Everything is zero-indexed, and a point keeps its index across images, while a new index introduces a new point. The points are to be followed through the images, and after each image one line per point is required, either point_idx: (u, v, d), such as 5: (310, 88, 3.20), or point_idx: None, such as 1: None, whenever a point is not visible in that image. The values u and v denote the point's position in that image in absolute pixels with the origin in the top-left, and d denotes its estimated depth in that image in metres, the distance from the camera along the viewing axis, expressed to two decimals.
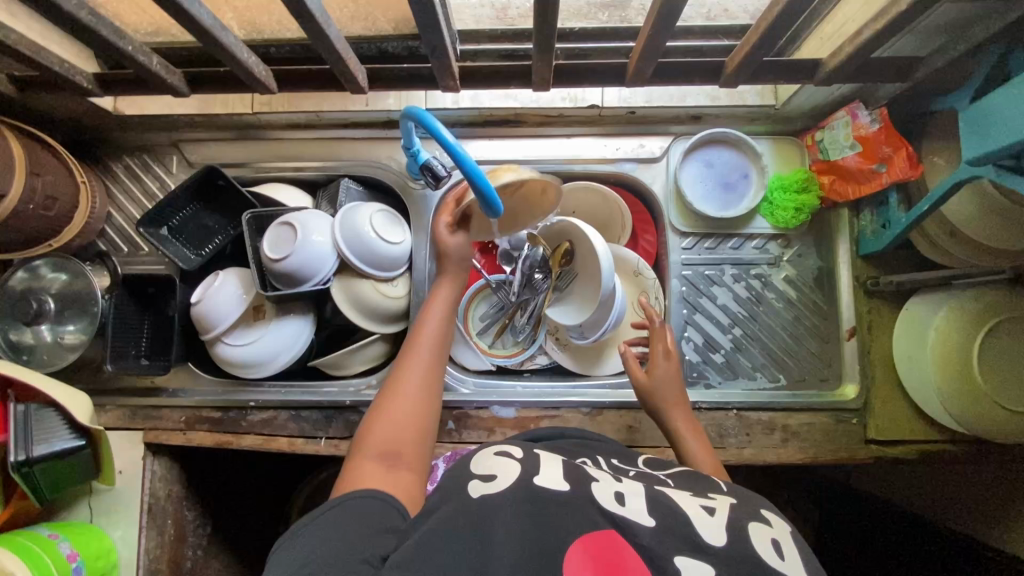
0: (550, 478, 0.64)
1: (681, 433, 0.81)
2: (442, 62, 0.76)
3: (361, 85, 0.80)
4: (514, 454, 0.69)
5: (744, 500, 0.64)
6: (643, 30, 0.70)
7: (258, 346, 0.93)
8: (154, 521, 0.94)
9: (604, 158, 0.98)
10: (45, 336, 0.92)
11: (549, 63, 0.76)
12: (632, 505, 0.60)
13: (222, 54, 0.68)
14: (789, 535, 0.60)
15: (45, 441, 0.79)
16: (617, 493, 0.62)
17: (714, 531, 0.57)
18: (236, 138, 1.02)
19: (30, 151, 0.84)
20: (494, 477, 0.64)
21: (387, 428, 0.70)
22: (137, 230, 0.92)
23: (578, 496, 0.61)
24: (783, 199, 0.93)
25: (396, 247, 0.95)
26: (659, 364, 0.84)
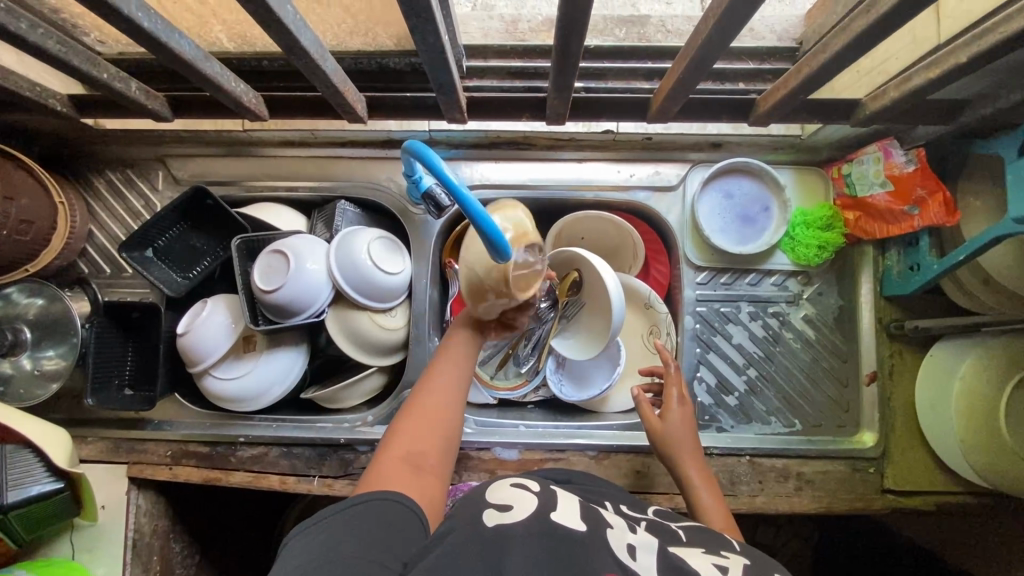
0: (567, 514, 0.60)
1: (693, 485, 0.76)
2: (449, 98, 0.71)
3: (360, 115, 0.75)
4: (531, 488, 0.65)
5: (756, 560, 0.58)
6: (672, 66, 0.64)
7: (247, 380, 0.88)
8: (139, 559, 0.90)
9: (617, 185, 0.92)
10: (22, 365, 0.87)
11: (567, 98, 0.71)
12: (640, 562, 0.56)
13: (205, 83, 0.63)
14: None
15: (18, 485, 0.75)
16: (629, 544, 0.58)
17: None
18: (226, 154, 0.96)
19: (2, 173, 0.78)
20: (510, 507, 0.60)
21: (414, 431, 0.67)
22: (120, 254, 0.87)
23: (595, 536, 0.58)
24: (805, 234, 0.88)
25: (395, 277, 0.90)
26: (672, 411, 0.80)
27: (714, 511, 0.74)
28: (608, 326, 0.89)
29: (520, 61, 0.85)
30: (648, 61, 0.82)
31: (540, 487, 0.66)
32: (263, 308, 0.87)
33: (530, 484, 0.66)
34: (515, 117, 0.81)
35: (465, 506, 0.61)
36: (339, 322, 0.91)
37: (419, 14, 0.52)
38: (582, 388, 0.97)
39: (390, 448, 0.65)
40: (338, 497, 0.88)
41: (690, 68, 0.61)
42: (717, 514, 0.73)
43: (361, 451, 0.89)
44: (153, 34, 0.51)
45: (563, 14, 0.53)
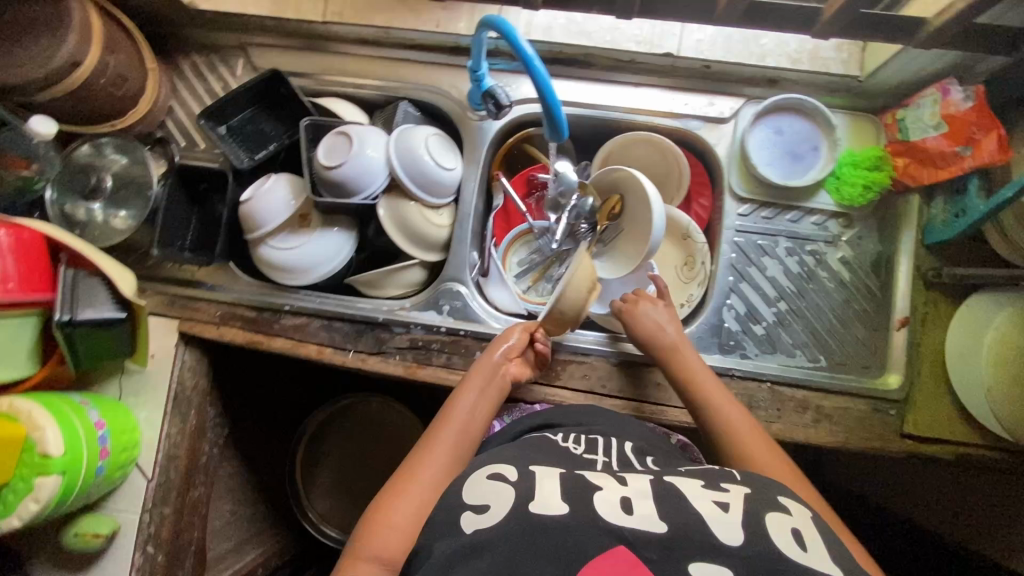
0: (545, 499, 0.59)
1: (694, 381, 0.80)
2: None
3: None
4: (509, 474, 0.65)
5: (758, 490, 0.61)
6: None
7: (299, 253, 0.94)
8: (178, 409, 0.97)
9: (671, 112, 0.95)
10: (97, 215, 0.93)
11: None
12: (639, 514, 0.57)
13: None
14: (812, 523, 0.58)
15: (89, 307, 0.82)
16: (624, 499, 0.59)
17: (729, 531, 0.55)
18: (303, 48, 1.02)
19: (105, 26, 0.85)
20: (486, 507, 0.60)
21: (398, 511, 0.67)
22: (198, 121, 0.94)
23: (577, 515, 0.57)
24: (851, 174, 0.89)
25: (449, 173, 0.94)
26: (648, 310, 0.86)
27: (725, 403, 0.78)
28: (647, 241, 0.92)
29: None
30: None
31: (518, 471, 0.65)
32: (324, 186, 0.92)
33: (509, 470, 0.66)
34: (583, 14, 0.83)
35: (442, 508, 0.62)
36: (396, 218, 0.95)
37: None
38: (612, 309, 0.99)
39: (366, 539, 0.65)
40: (370, 372, 0.93)
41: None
42: (733, 410, 0.77)
43: (397, 332, 0.93)
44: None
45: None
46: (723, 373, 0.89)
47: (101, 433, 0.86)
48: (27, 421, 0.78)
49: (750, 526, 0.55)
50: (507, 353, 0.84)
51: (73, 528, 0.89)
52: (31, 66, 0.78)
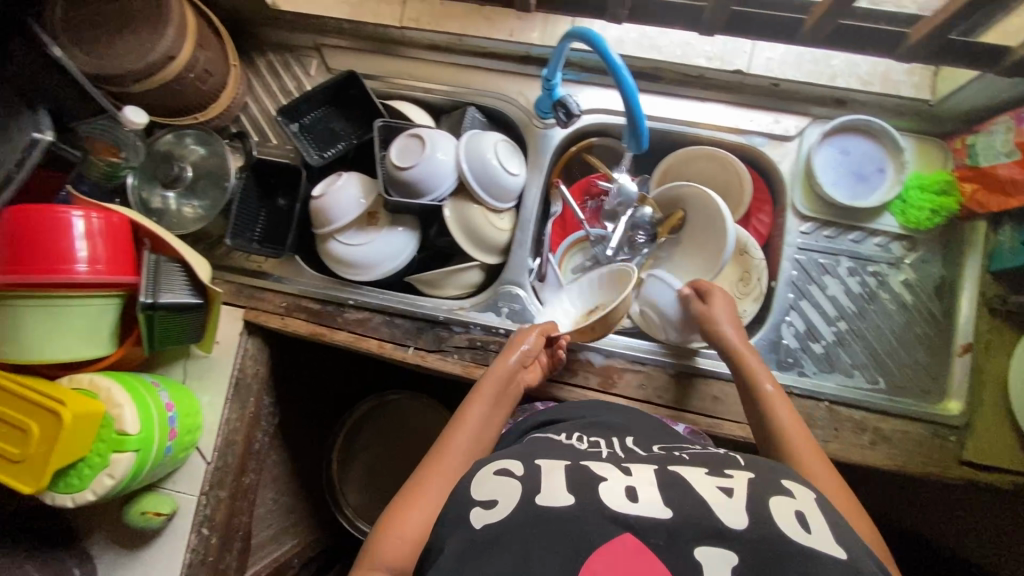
0: (552, 492, 0.56)
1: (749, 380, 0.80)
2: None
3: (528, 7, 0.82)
4: (515, 468, 0.62)
5: (761, 473, 0.60)
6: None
7: (366, 249, 0.96)
8: (239, 396, 0.99)
9: (737, 128, 0.96)
10: (172, 204, 0.97)
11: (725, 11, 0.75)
12: (642, 501, 0.55)
13: None
14: (815, 507, 0.56)
15: (170, 291, 0.85)
16: (627, 487, 0.56)
17: (732, 515, 0.53)
18: (376, 51, 1.05)
19: (197, 23, 0.89)
20: (495, 502, 0.57)
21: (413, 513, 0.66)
22: (276, 118, 0.98)
23: (585, 505, 0.55)
24: (918, 198, 0.90)
25: (515, 178, 0.96)
26: (715, 310, 0.85)
27: (780, 404, 0.76)
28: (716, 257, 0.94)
29: None
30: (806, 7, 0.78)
31: (524, 464, 0.63)
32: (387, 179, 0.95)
33: (514, 463, 0.63)
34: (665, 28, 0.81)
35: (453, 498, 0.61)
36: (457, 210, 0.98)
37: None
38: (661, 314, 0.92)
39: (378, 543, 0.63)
40: (429, 369, 0.94)
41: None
42: (786, 412, 0.76)
43: (456, 331, 0.95)
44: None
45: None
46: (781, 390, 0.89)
47: (170, 414, 0.88)
48: (106, 400, 0.80)
49: (752, 510, 0.53)
50: (522, 359, 0.85)
51: (137, 506, 0.91)
52: (129, 59, 0.81)
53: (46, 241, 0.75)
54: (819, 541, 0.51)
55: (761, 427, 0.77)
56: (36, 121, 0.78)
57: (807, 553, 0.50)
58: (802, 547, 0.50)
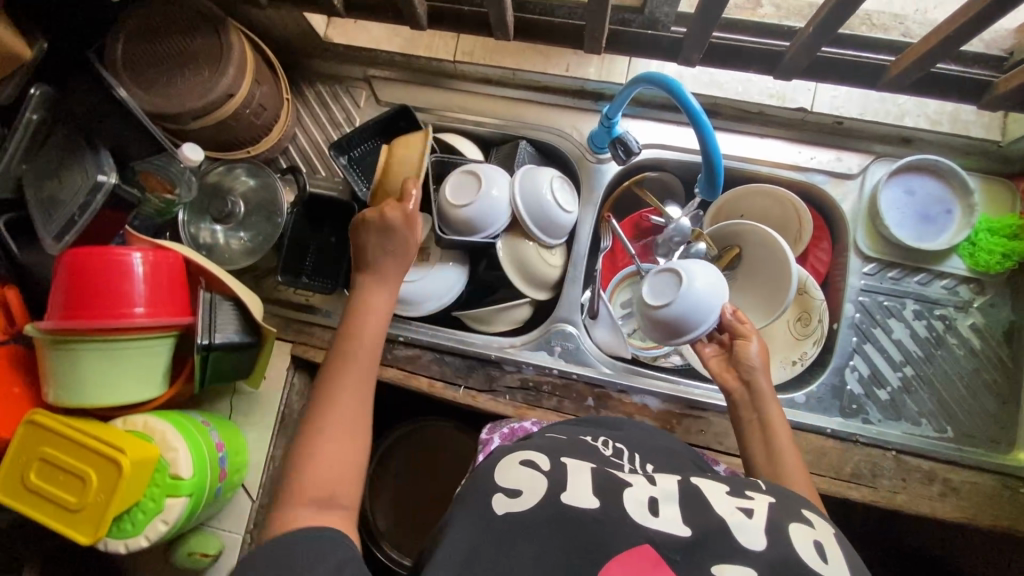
0: (577, 491, 0.59)
1: (758, 401, 0.77)
2: (702, 34, 0.76)
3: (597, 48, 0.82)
4: (541, 462, 0.63)
5: (782, 499, 0.60)
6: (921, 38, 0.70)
7: (416, 286, 0.95)
8: (285, 432, 0.98)
9: (796, 165, 0.94)
10: (220, 238, 0.96)
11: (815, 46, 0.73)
12: (664, 516, 0.56)
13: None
14: (835, 537, 0.57)
15: (223, 330, 0.83)
16: (651, 499, 0.59)
17: (750, 535, 0.54)
18: (426, 83, 1.04)
19: (254, 58, 0.88)
20: (519, 492, 0.59)
21: (327, 456, 0.64)
22: (330, 154, 0.94)
23: (609, 511, 0.57)
24: (989, 241, 0.87)
25: (568, 216, 0.94)
26: (749, 346, 0.79)
27: (783, 434, 0.75)
28: (778, 298, 0.91)
29: None
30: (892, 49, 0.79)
31: (550, 459, 0.64)
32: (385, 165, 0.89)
33: (541, 457, 0.64)
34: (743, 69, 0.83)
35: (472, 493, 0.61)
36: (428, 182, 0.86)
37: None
38: (658, 297, 0.79)
39: (306, 479, 0.63)
40: (479, 409, 0.92)
41: (961, 27, 0.66)
42: (785, 439, 0.74)
43: (508, 371, 0.94)
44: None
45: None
46: (845, 438, 0.87)
47: (221, 454, 0.86)
48: (161, 442, 0.78)
49: (772, 531, 0.55)
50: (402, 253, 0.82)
51: (185, 547, 0.89)
52: (191, 96, 0.81)
53: (107, 284, 0.74)
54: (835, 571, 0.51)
55: (761, 452, 0.75)
56: (98, 163, 0.79)
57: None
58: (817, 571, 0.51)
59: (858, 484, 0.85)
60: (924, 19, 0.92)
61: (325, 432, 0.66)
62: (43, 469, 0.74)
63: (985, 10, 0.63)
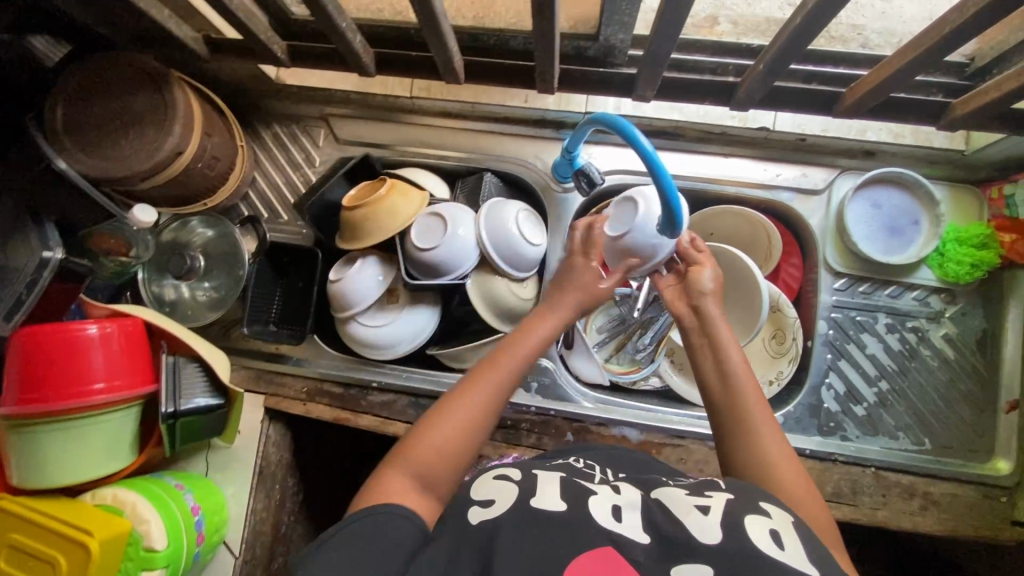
0: (546, 494, 0.59)
1: (708, 327, 0.73)
2: (651, 75, 0.77)
3: (550, 86, 0.87)
4: (513, 474, 0.64)
5: (740, 494, 0.59)
6: (877, 68, 0.69)
7: (388, 330, 0.93)
8: (264, 485, 0.96)
9: (761, 183, 0.93)
10: (185, 292, 0.94)
11: (765, 84, 0.74)
12: (627, 522, 0.57)
13: (432, 32, 0.70)
14: (793, 527, 0.55)
15: (188, 395, 0.82)
16: (615, 507, 0.59)
17: (707, 530, 0.54)
18: (385, 119, 1.02)
19: (202, 110, 0.85)
20: (491, 502, 0.59)
21: (435, 444, 0.67)
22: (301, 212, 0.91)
23: (576, 512, 0.57)
24: (957, 251, 0.87)
25: (536, 248, 0.92)
26: (703, 272, 0.76)
27: (733, 353, 0.71)
28: (751, 320, 0.91)
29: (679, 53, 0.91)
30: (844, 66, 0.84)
31: (522, 472, 0.65)
32: (368, 225, 0.89)
33: (514, 471, 0.65)
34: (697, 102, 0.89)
35: (448, 511, 0.61)
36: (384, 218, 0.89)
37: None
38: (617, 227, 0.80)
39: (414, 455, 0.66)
40: None
41: (913, 61, 0.64)
42: (743, 370, 0.70)
43: None
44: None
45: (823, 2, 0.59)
46: (825, 457, 0.87)
47: (197, 519, 0.85)
48: (132, 514, 0.77)
49: (727, 525, 0.54)
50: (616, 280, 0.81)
51: None
52: (137, 159, 0.78)
53: (63, 363, 0.73)
54: (791, 556, 0.51)
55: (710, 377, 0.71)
56: (44, 238, 0.78)
57: (783, 568, 0.50)
58: (776, 564, 0.50)
59: (840, 503, 0.85)
60: (882, 29, 0.91)
61: (444, 421, 0.68)
62: (14, 556, 0.74)
63: (934, 46, 0.62)
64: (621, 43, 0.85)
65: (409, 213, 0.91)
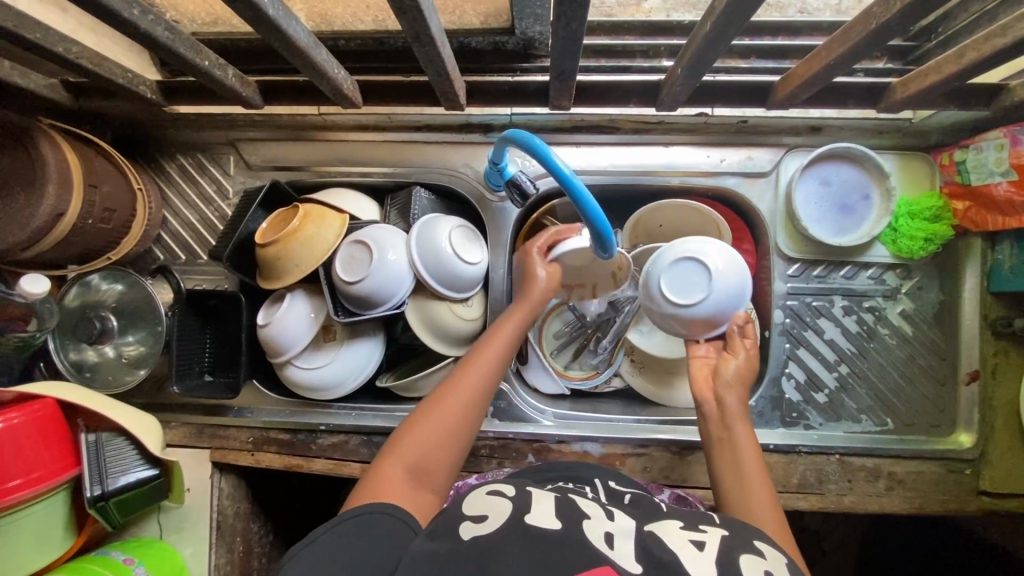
0: (542, 513, 0.54)
1: (728, 418, 0.68)
2: (563, 85, 0.71)
3: (460, 103, 0.77)
4: (508, 491, 0.59)
5: (735, 530, 0.54)
6: (810, 55, 0.63)
7: (328, 369, 0.88)
8: (223, 539, 0.91)
9: (706, 171, 0.88)
10: (108, 353, 0.88)
11: (689, 85, 0.68)
12: (620, 550, 0.50)
13: (312, 73, 0.64)
14: (786, 567, 0.50)
15: (117, 473, 0.78)
16: (607, 532, 0.52)
17: (701, 566, 0.48)
18: (298, 139, 0.93)
19: (84, 159, 0.76)
20: (485, 516, 0.54)
21: (430, 430, 0.64)
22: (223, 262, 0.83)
23: (572, 531, 0.52)
24: (910, 225, 0.83)
25: (474, 267, 0.85)
26: (729, 364, 0.71)
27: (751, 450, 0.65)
28: None
29: (607, 38, 0.85)
30: (776, 39, 0.82)
31: (516, 488, 0.60)
32: (283, 262, 0.83)
33: (507, 488, 0.60)
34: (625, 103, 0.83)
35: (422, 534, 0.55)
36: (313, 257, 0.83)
37: (574, 1, 0.51)
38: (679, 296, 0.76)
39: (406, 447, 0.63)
40: None
41: (843, 55, 0.58)
42: (745, 434, 0.66)
43: None
44: (276, 21, 0.52)
45: (729, 10, 0.52)
46: (789, 450, 0.84)
47: None
48: None
49: (723, 563, 0.48)
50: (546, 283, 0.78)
51: None
52: (11, 229, 0.70)
53: None
54: None
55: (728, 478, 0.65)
56: None
57: None
58: None
59: (806, 493, 0.83)
60: None
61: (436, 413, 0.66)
62: None
63: (863, 41, 0.55)
64: (540, 35, 0.78)
65: (327, 242, 0.84)
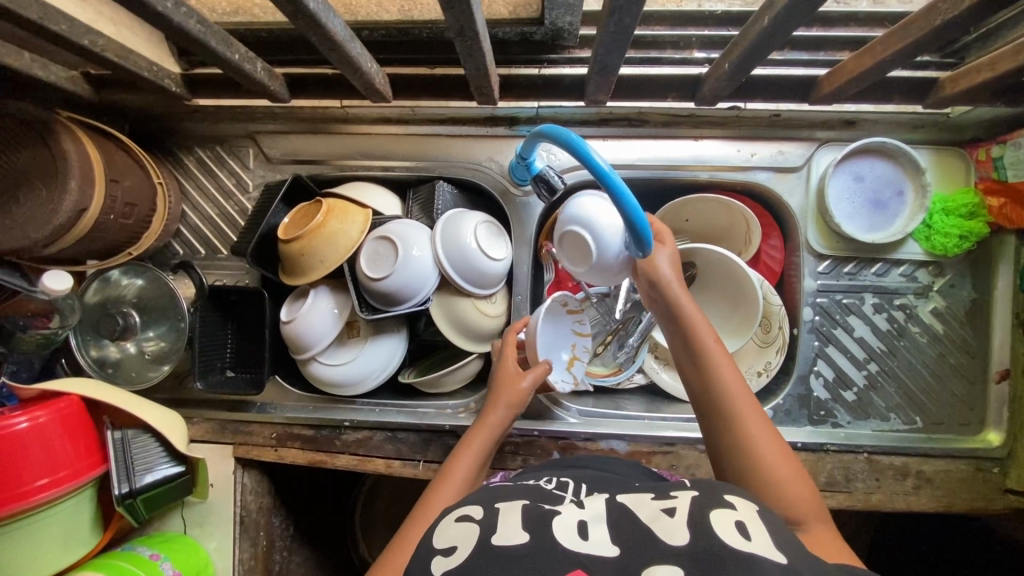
0: (508, 528, 0.47)
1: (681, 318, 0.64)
2: (603, 80, 0.69)
3: (492, 97, 0.75)
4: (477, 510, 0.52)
5: (703, 487, 0.50)
6: (859, 51, 0.62)
7: (354, 365, 0.87)
8: (247, 534, 0.91)
9: (737, 166, 0.86)
10: (130, 349, 0.88)
11: (732, 80, 0.67)
12: (593, 538, 0.45)
13: (347, 68, 0.62)
14: (759, 515, 0.46)
15: (145, 470, 0.78)
16: (579, 523, 0.47)
17: (672, 531, 0.44)
18: (319, 131, 0.91)
19: (103, 152, 0.74)
20: (455, 548, 0.47)
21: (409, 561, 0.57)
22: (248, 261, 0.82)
23: (541, 539, 0.45)
24: (945, 222, 0.82)
25: (499, 263, 0.84)
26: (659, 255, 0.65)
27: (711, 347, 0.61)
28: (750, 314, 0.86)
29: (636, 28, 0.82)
30: (812, 29, 0.79)
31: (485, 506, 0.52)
32: (308, 258, 0.81)
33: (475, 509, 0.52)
34: (659, 98, 0.81)
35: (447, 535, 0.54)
36: (338, 254, 0.82)
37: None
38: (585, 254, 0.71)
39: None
40: None
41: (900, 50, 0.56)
42: (732, 375, 0.60)
43: None
44: (316, 15, 0.50)
45: (789, 5, 0.50)
46: (817, 448, 0.84)
47: None
48: None
49: (694, 522, 0.45)
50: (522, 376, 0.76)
51: None
52: (33, 225, 0.68)
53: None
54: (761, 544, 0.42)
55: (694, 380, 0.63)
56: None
57: (754, 559, 0.41)
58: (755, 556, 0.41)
59: (834, 492, 0.82)
60: None
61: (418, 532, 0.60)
62: None
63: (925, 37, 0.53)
64: (570, 26, 0.76)
65: (352, 238, 0.82)
